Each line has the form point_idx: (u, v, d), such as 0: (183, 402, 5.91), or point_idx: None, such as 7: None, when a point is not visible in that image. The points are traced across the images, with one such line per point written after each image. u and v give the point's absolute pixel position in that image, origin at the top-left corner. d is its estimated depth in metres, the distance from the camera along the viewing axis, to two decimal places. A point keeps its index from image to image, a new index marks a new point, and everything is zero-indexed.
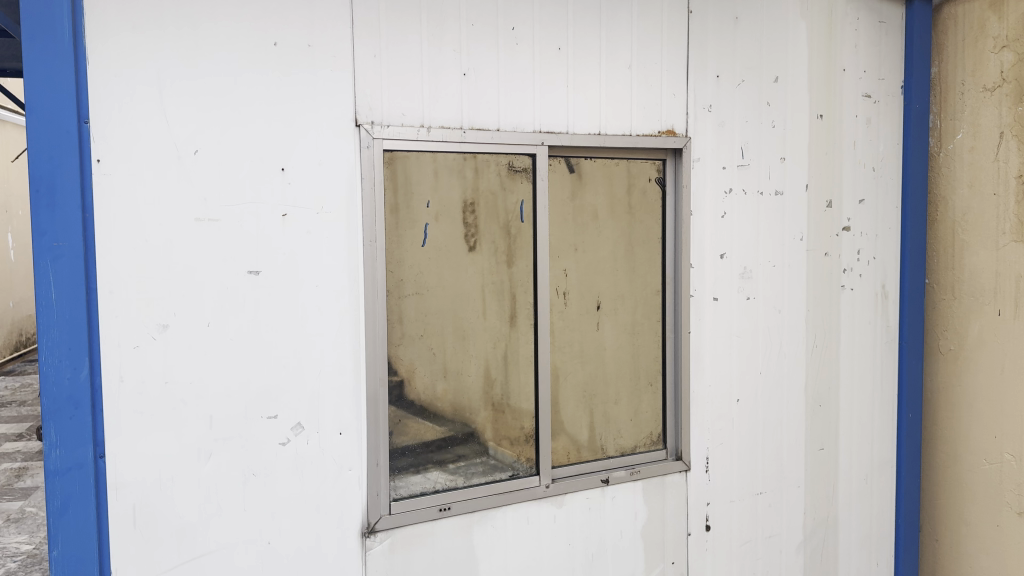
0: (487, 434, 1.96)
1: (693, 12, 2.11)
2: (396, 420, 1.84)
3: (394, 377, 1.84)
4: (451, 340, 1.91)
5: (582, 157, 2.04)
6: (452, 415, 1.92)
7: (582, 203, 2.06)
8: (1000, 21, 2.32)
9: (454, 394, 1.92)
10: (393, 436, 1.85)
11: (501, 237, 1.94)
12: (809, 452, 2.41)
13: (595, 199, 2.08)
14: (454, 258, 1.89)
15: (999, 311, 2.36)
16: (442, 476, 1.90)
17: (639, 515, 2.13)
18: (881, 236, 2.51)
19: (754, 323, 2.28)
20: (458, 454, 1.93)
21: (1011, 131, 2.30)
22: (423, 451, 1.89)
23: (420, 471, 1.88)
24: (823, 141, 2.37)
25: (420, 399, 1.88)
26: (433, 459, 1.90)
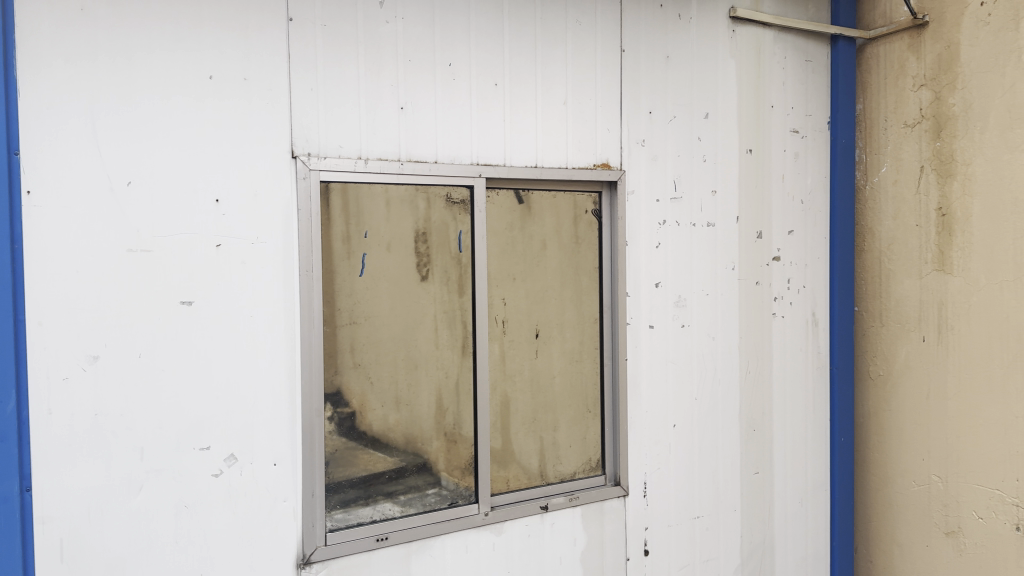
0: (440, 464, 1.98)
1: (626, 51, 2.19)
2: (348, 451, 1.85)
3: (345, 409, 1.85)
4: (402, 370, 1.92)
5: (530, 189, 2.09)
6: (404, 445, 1.93)
7: (530, 233, 2.11)
8: (918, 61, 2.45)
9: (406, 424, 1.94)
10: (342, 467, 1.85)
11: (452, 266, 1.97)
12: (745, 476, 2.47)
13: (542, 229, 2.12)
14: (403, 288, 1.91)
15: (923, 337, 2.46)
16: (393, 507, 1.91)
17: (577, 541, 2.15)
18: (810, 265, 2.61)
19: (689, 350, 2.33)
20: (410, 484, 1.94)
21: (930, 165, 2.43)
22: (374, 482, 1.89)
23: (369, 503, 1.88)
24: (752, 174, 2.46)
25: (372, 429, 1.89)
26: (384, 490, 1.90)
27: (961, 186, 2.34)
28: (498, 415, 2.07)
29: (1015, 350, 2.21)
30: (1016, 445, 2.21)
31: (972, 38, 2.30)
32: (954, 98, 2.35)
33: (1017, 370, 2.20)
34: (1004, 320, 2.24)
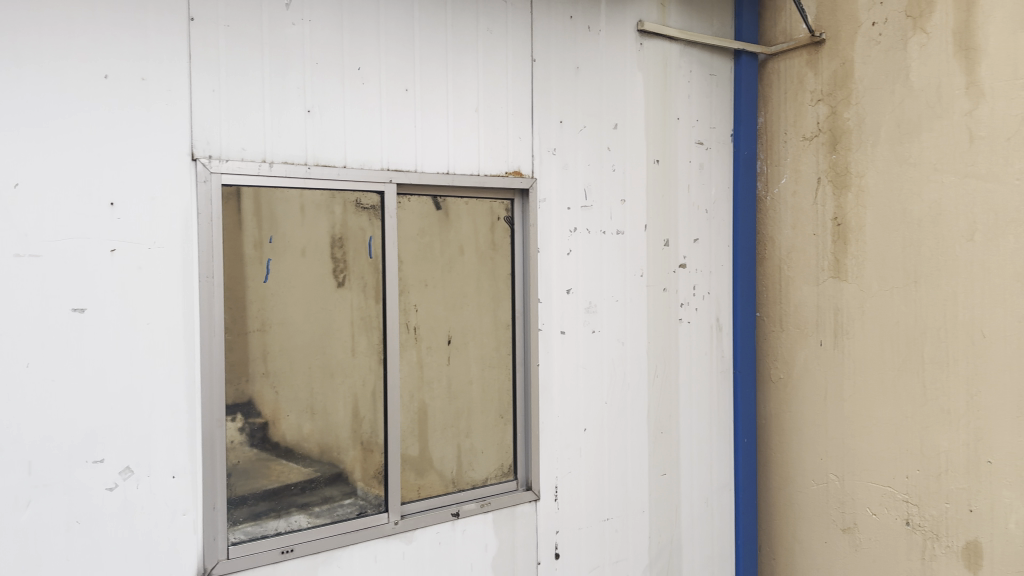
0: (356, 473, 1.96)
1: (536, 60, 2.21)
2: (259, 463, 1.81)
3: (257, 419, 1.81)
4: (318, 379, 1.89)
5: (449, 196, 2.10)
6: (318, 455, 1.90)
7: (448, 239, 2.10)
8: (815, 76, 2.57)
9: (321, 433, 1.90)
10: (255, 478, 1.81)
11: (368, 273, 1.95)
12: (652, 478, 2.52)
13: (461, 236, 2.13)
14: (320, 294, 1.88)
15: (820, 341, 2.57)
16: (305, 518, 1.88)
17: (489, 547, 2.15)
18: (715, 273, 2.69)
19: (599, 355, 2.37)
20: (325, 495, 1.91)
21: (826, 177, 2.54)
22: (285, 494, 1.85)
23: (280, 515, 1.85)
24: (659, 184, 2.52)
25: (285, 440, 1.85)
26: (296, 502, 1.87)
27: (854, 197, 2.46)
28: (416, 423, 2.06)
29: (904, 353, 2.33)
30: (905, 444, 2.33)
31: (864, 56, 2.42)
32: (848, 113, 2.47)
33: (906, 372, 2.33)
34: (893, 325, 2.36)
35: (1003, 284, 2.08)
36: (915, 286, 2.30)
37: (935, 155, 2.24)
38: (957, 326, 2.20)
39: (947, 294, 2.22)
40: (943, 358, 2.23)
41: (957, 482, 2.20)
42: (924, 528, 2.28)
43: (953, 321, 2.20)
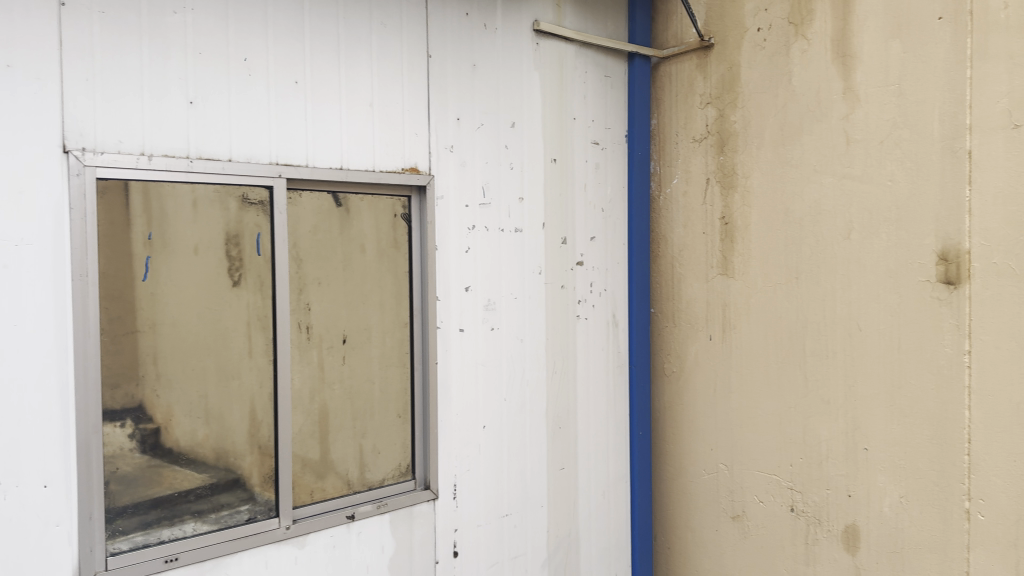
0: (254, 478, 1.92)
1: (432, 56, 2.20)
2: (151, 469, 1.76)
3: (148, 425, 1.75)
4: (213, 382, 1.84)
5: (349, 192, 2.08)
6: (214, 460, 1.85)
7: (350, 237, 2.08)
8: (705, 80, 2.66)
9: (216, 439, 1.85)
10: (146, 485, 1.76)
11: (267, 273, 1.92)
12: (551, 472, 2.55)
13: (362, 232, 2.10)
14: (217, 294, 1.83)
15: (710, 335, 2.66)
16: (199, 525, 1.83)
17: (385, 548, 2.13)
18: (610, 270, 2.74)
19: (497, 353, 2.38)
20: (221, 502, 1.87)
21: (715, 178, 2.63)
22: (179, 501, 1.80)
23: (174, 523, 1.79)
24: (557, 182, 2.55)
25: (177, 446, 1.79)
26: (191, 509, 1.82)
27: (741, 197, 2.56)
28: (316, 423, 2.03)
29: (787, 347, 2.44)
30: (789, 433, 2.44)
31: (750, 61, 2.52)
32: (735, 116, 2.57)
33: (789, 365, 2.43)
34: (777, 319, 2.46)
35: (876, 279, 2.21)
36: (797, 283, 2.41)
37: (815, 157, 2.35)
38: (835, 320, 2.31)
39: (825, 290, 2.33)
40: (823, 350, 2.34)
41: (836, 469, 2.31)
42: (807, 513, 2.40)
43: (831, 315, 2.32)
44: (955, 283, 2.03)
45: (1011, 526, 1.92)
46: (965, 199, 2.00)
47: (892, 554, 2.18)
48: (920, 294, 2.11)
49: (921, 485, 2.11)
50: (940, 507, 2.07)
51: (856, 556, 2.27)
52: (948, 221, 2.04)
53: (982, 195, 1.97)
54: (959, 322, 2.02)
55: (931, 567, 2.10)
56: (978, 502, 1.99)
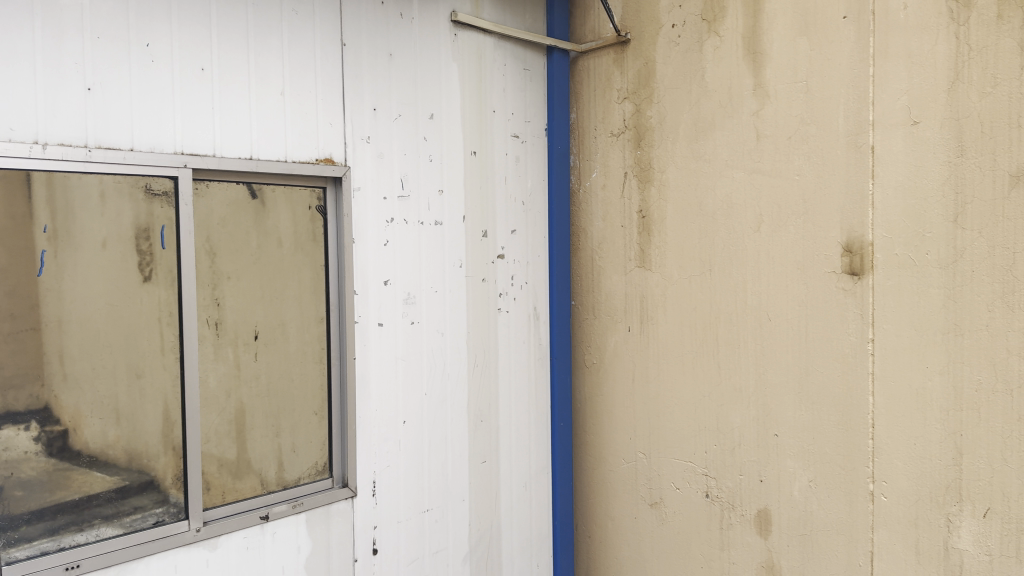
0: (168, 481, 1.85)
1: (347, 45, 2.15)
2: (58, 473, 1.67)
3: (54, 427, 1.66)
4: (123, 382, 1.77)
5: (264, 184, 2.02)
6: (127, 463, 1.78)
7: (266, 230, 2.03)
8: (621, 75, 2.69)
9: (128, 440, 1.78)
10: (52, 491, 1.67)
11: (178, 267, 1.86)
12: (473, 466, 2.54)
13: (278, 225, 2.06)
14: (125, 289, 1.76)
15: (628, 327, 2.70)
16: (110, 530, 1.76)
17: (302, 548, 2.09)
18: (531, 263, 2.75)
19: (417, 347, 2.35)
20: (132, 505, 1.80)
21: (632, 172, 2.67)
22: (87, 506, 1.72)
23: (82, 529, 1.72)
24: (477, 175, 2.54)
25: (88, 449, 1.72)
26: (101, 513, 1.75)
27: (657, 191, 2.60)
28: (233, 422, 1.98)
29: (702, 337, 2.49)
30: (704, 421, 2.50)
31: (665, 57, 2.56)
32: (651, 111, 2.60)
33: (704, 355, 2.49)
34: (692, 310, 2.51)
35: (785, 270, 2.28)
36: (710, 274, 2.46)
37: (727, 152, 2.41)
38: (746, 310, 2.38)
39: (737, 281, 2.39)
40: (736, 339, 2.41)
41: (749, 455, 2.39)
42: (722, 499, 2.46)
43: (743, 305, 2.38)
44: (859, 274, 2.12)
45: (911, 506, 2.04)
46: (868, 193, 2.10)
47: (802, 536, 2.28)
48: (826, 285, 2.19)
49: (829, 469, 2.21)
50: (846, 489, 2.18)
51: (769, 539, 2.36)
52: (852, 214, 2.13)
53: (884, 188, 2.06)
54: (863, 311, 2.12)
55: (839, 547, 2.20)
56: (881, 484, 2.10)
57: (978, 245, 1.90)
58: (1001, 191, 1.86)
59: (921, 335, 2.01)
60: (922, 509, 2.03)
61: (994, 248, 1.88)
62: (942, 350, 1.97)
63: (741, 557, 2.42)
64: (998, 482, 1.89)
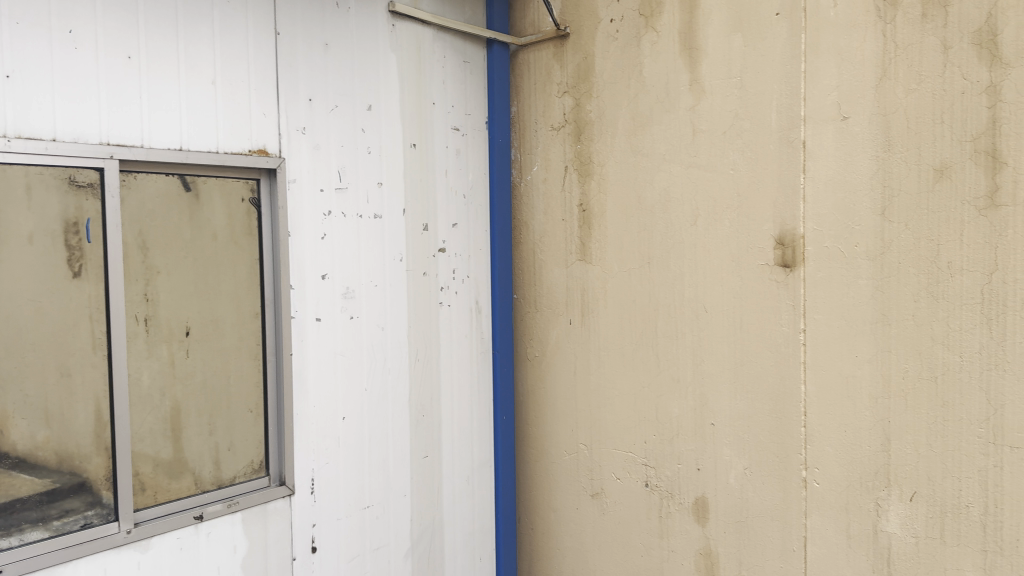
0: (100, 482, 1.80)
1: (281, 34, 2.11)
2: None
3: None
4: (51, 380, 1.71)
5: (198, 176, 1.98)
6: (57, 464, 1.72)
7: (200, 223, 1.98)
8: (561, 69, 2.70)
9: (57, 440, 1.72)
10: None
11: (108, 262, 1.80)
12: (414, 461, 2.53)
13: (212, 219, 2.01)
14: (50, 285, 1.70)
15: (570, 320, 2.71)
16: (39, 534, 1.70)
17: (237, 548, 2.04)
18: (473, 257, 2.74)
19: (357, 341, 2.32)
20: (64, 507, 1.74)
21: (572, 166, 2.68)
22: (15, 509, 1.66)
23: (9, 534, 1.65)
24: (417, 168, 2.51)
25: (15, 451, 1.65)
26: (29, 517, 1.68)
27: (597, 185, 2.61)
28: (167, 421, 1.93)
29: (641, 329, 2.52)
30: (643, 411, 2.53)
31: (603, 51, 2.57)
32: (591, 106, 2.62)
33: (643, 347, 2.52)
34: (631, 303, 2.54)
35: (721, 263, 2.32)
36: (649, 267, 2.49)
37: (664, 146, 2.43)
38: (683, 302, 2.41)
39: (675, 273, 2.42)
40: (674, 331, 2.44)
41: (687, 445, 2.43)
42: (661, 488, 2.50)
43: (680, 297, 2.42)
44: (791, 266, 2.18)
45: (842, 492, 2.12)
46: (800, 187, 2.15)
47: (738, 523, 2.33)
48: (760, 277, 2.24)
49: (763, 457, 2.26)
50: (780, 476, 2.23)
51: (706, 527, 2.40)
52: (785, 208, 2.18)
53: (815, 182, 2.12)
54: (795, 302, 2.18)
55: (773, 533, 2.26)
56: (813, 471, 2.17)
57: (903, 238, 1.97)
58: (924, 185, 1.93)
59: (850, 325, 2.07)
60: (852, 495, 2.10)
61: (918, 241, 1.95)
62: (870, 340, 2.04)
63: (680, 545, 2.46)
64: (923, 467, 1.97)
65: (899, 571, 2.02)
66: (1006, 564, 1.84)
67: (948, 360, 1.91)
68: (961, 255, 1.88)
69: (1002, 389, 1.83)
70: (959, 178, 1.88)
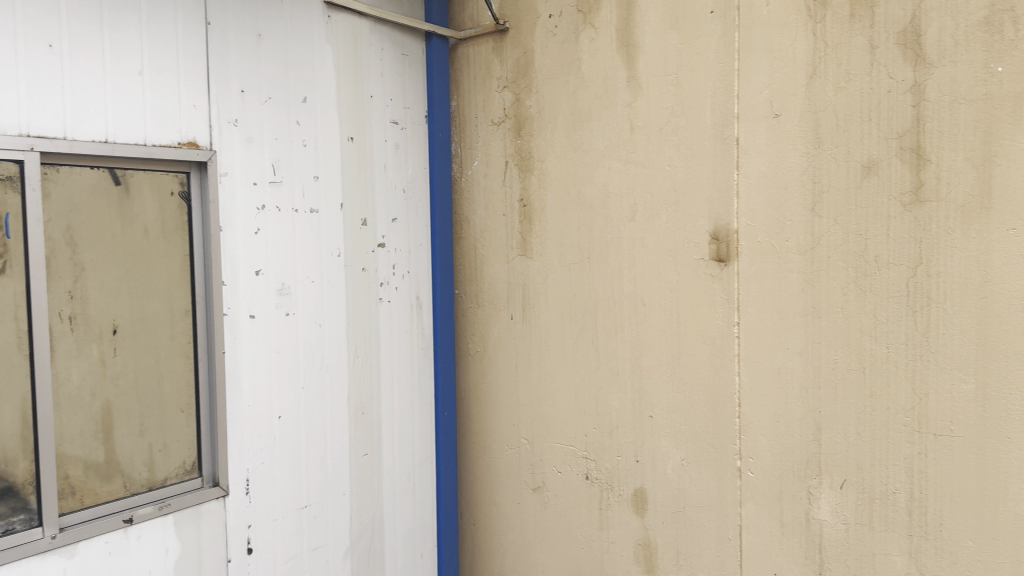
0: (26, 487, 1.73)
1: (212, 23, 2.05)
2: None
3: None
4: None
5: (130, 169, 1.92)
6: None
7: (131, 218, 1.92)
8: (501, 63, 2.69)
9: None
10: None
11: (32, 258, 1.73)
12: (354, 459, 2.50)
13: (143, 213, 1.95)
14: None
15: (511, 315, 2.71)
16: None
17: (170, 551, 1.99)
18: (414, 252, 2.71)
19: (293, 338, 2.28)
20: None
21: (513, 161, 2.67)
22: None
23: None
24: (355, 162, 2.48)
25: None
26: None
27: (537, 180, 2.61)
28: (99, 423, 1.87)
29: (581, 323, 2.53)
30: (583, 405, 2.54)
31: (542, 47, 2.57)
32: (530, 101, 2.61)
33: (583, 341, 2.53)
34: (572, 297, 2.55)
35: (658, 258, 2.35)
36: (588, 262, 2.50)
37: (602, 142, 2.45)
38: (622, 297, 2.43)
39: (614, 268, 2.44)
40: (613, 325, 2.46)
41: (626, 437, 2.45)
42: (601, 481, 2.52)
43: (619, 291, 2.44)
44: (725, 260, 2.23)
45: (776, 480, 2.18)
46: (734, 183, 2.20)
47: (676, 513, 2.36)
48: (696, 271, 2.28)
49: (700, 448, 2.30)
50: (716, 466, 2.28)
51: (645, 518, 2.43)
52: (719, 204, 2.23)
53: (749, 178, 2.18)
54: (728, 297, 2.23)
55: (710, 523, 2.30)
56: (748, 461, 2.22)
57: (833, 233, 2.05)
58: (853, 181, 2.01)
59: (783, 318, 2.14)
60: (785, 484, 2.17)
61: (847, 236, 2.03)
62: (801, 332, 2.12)
63: (620, 537, 2.49)
64: (852, 454, 2.05)
65: (830, 556, 2.10)
66: (931, 547, 1.95)
67: (875, 351, 2.01)
68: (887, 250, 1.97)
69: (926, 378, 1.93)
70: (886, 174, 1.97)
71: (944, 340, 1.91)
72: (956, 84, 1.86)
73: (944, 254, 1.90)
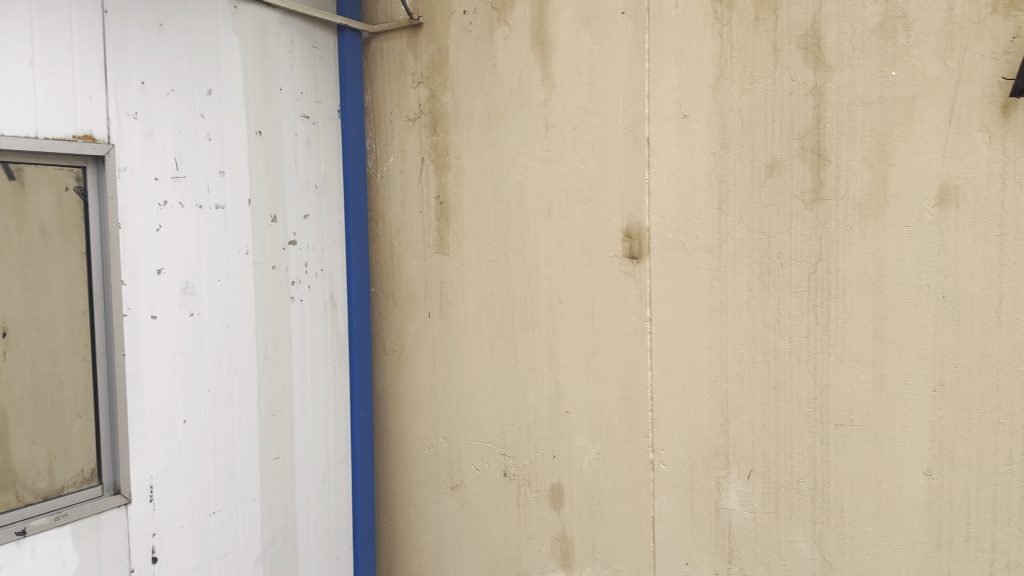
0: None
1: (109, 11, 1.96)
2: None
3: None
4: None
5: (23, 163, 1.81)
6: None
7: (22, 214, 1.82)
8: (415, 59, 2.66)
9: None
10: None
11: None
12: (265, 462, 2.43)
13: (37, 209, 1.85)
14: None
15: (428, 313, 2.69)
16: None
17: (66, 563, 1.89)
18: (327, 250, 2.65)
19: (199, 339, 2.20)
20: None
21: (429, 157, 2.65)
22: None
23: None
24: (263, 157, 2.41)
25: None
26: None
27: (453, 177, 2.60)
28: None
29: (498, 321, 2.53)
30: (501, 402, 2.54)
31: (457, 43, 2.56)
32: (446, 97, 2.60)
33: (500, 338, 2.53)
34: (489, 295, 2.54)
35: (573, 255, 2.37)
36: (505, 259, 2.50)
37: (518, 140, 2.45)
38: (538, 294, 2.44)
39: (530, 265, 2.45)
40: (530, 322, 2.47)
41: (542, 433, 2.47)
42: (518, 477, 2.53)
43: (535, 288, 2.45)
44: (637, 258, 2.27)
45: (686, 472, 2.23)
46: (645, 182, 2.24)
47: (592, 507, 2.39)
48: (609, 268, 2.31)
49: (614, 442, 2.34)
50: (629, 460, 2.32)
51: (561, 512, 2.45)
52: (632, 201, 2.26)
53: (659, 177, 2.22)
54: (641, 293, 2.26)
55: (624, 515, 2.34)
56: (660, 453, 2.27)
57: (738, 230, 2.11)
58: (757, 181, 2.08)
59: (692, 314, 2.19)
60: (695, 475, 2.22)
61: (752, 233, 2.10)
62: (710, 327, 2.17)
63: (537, 532, 2.50)
64: (758, 445, 2.12)
65: (739, 545, 2.17)
66: (833, 533, 2.04)
67: (779, 345, 2.08)
68: (790, 247, 2.05)
69: (827, 370, 2.03)
70: (788, 174, 2.04)
71: (843, 334, 2.00)
72: (854, 87, 1.95)
73: (843, 250, 1.99)
